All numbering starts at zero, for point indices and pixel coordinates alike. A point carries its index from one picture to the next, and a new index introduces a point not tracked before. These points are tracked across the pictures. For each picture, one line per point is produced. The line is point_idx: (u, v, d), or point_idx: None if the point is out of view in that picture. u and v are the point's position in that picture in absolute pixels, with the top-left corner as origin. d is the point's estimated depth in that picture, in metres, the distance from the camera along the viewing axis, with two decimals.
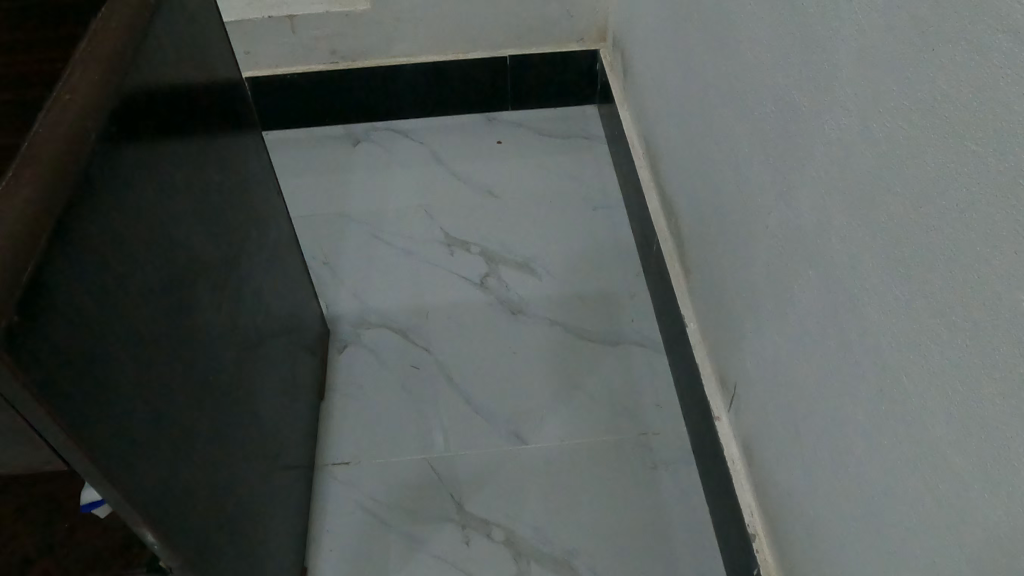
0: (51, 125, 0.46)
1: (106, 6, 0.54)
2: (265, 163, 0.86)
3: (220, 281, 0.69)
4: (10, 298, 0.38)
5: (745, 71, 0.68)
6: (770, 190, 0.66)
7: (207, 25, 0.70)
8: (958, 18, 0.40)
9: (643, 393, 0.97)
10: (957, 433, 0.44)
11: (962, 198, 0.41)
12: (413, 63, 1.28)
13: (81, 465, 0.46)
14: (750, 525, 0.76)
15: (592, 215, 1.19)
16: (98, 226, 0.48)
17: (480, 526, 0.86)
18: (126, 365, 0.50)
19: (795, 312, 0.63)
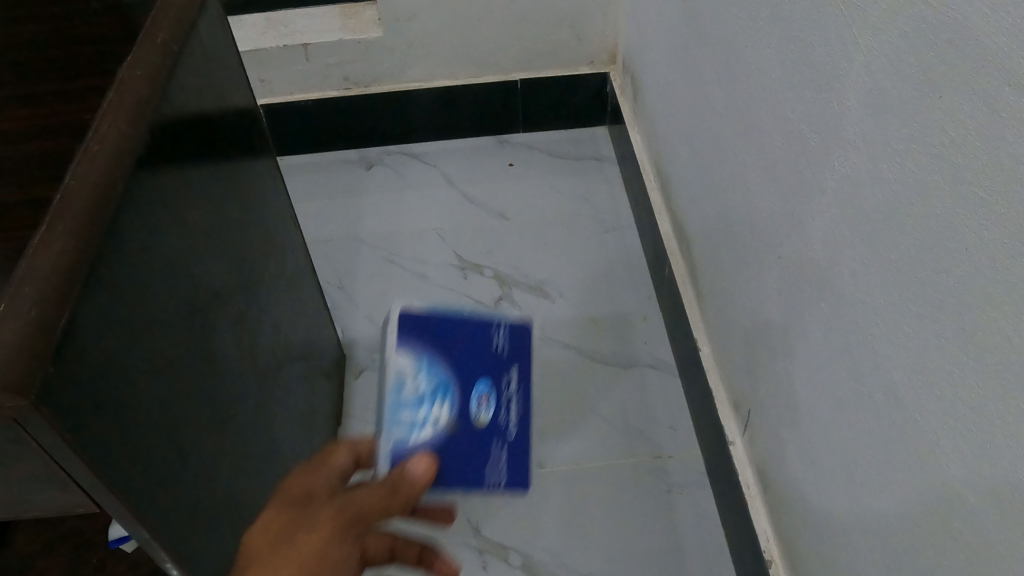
0: (82, 175, 0.47)
1: (133, 53, 0.55)
2: (283, 193, 0.87)
3: (240, 316, 0.70)
4: (46, 350, 0.39)
5: (756, 104, 0.70)
6: (782, 220, 0.67)
7: (228, 63, 0.71)
8: (966, 68, 0.41)
9: (657, 416, 0.98)
10: (969, 471, 0.44)
11: (974, 242, 0.42)
12: (425, 89, 1.30)
13: (113, 505, 0.47)
14: (766, 551, 0.76)
15: (603, 237, 1.20)
16: (125, 271, 0.49)
17: (497, 551, 0.87)
18: (152, 405, 0.51)
19: (808, 342, 0.64)
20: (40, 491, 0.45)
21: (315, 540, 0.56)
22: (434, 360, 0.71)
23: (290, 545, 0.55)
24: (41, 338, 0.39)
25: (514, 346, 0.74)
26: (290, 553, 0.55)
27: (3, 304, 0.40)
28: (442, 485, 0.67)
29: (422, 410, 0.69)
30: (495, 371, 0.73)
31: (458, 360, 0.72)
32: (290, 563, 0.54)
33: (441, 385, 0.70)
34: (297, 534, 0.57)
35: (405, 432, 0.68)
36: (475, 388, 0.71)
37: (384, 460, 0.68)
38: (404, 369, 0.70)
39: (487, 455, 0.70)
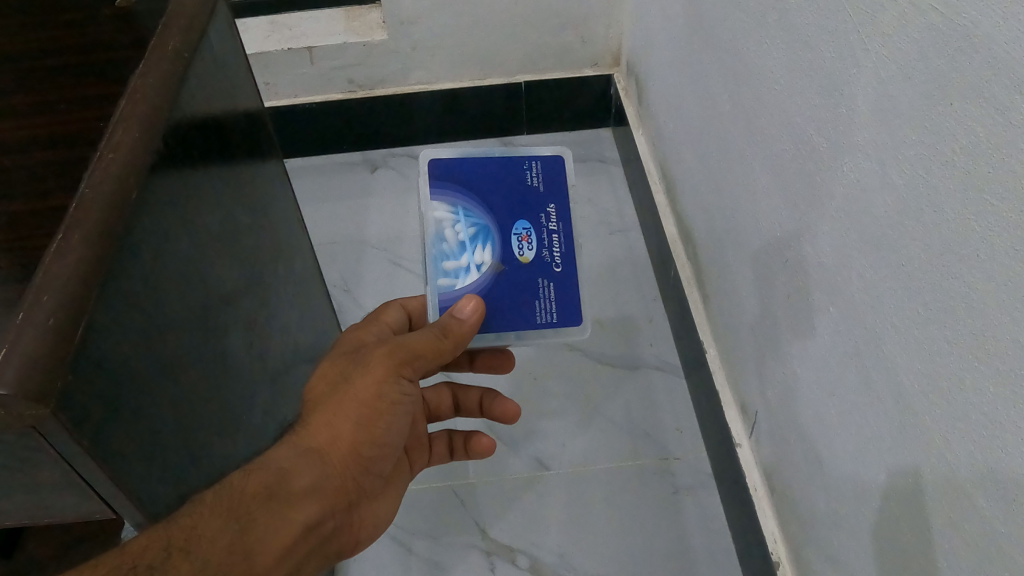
0: (97, 183, 0.47)
1: (145, 59, 0.56)
2: (291, 197, 0.87)
3: (250, 320, 0.70)
4: (64, 358, 0.39)
5: (762, 107, 0.70)
6: (789, 224, 0.67)
7: (238, 67, 0.71)
8: (978, 77, 0.41)
9: (663, 417, 0.99)
10: (979, 476, 0.45)
11: (985, 249, 0.42)
12: (429, 91, 1.30)
13: (129, 511, 0.47)
14: (774, 553, 0.76)
15: (608, 238, 1.21)
16: (140, 279, 0.49)
17: (505, 552, 0.88)
18: (167, 411, 0.51)
19: (815, 345, 0.64)
20: (56, 498, 0.46)
21: (370, 379, 0.63)
22: (476, 210, 0.71)
23: (350, 389, 0.63)
24: (59, 348, 0.39)
25: (550, 170, 0.74)
26: (350, 393, 0.63)
27: (22, 314, 0.40)
28: (491, 331, 0.70)
29: (467, 256, 0.70)
30: (542, 205, 0.73)
31: (494, 195, 0.72)
32: (353, 404, 0.63)
33: (479, 223, 0.71)
34: (356, 374, 0.64)
35: (451, 279, 0.70)
36: (515, 223, 0.71)
37: (434, 308, 0.70)
38: (446, 212, 0.71)
39: (534, 283, 0.71)
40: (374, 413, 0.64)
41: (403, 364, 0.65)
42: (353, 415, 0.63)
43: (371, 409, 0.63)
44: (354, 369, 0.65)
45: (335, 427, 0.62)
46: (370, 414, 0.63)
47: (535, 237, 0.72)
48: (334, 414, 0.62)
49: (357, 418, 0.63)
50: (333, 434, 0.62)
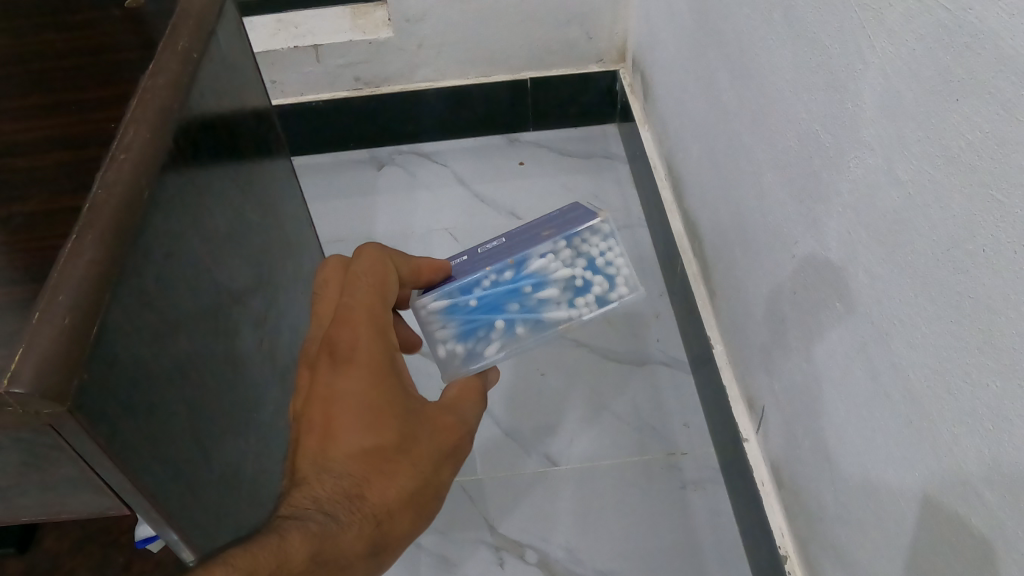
0: (109, 184, 0.48)
1: (155, 61, 0.56)
2: (299, 196, 0.87)
3: (260, 318, 0.70)
4: (80, 358, 0.40)
5: (768, 103, 0.70)
6: (796, 219, 0.67)
7: (247, 66, 0.72)
8: (984, 72, 0.41)
9: (671, 413, 0.99)
10: (986, 470, 0.45)
11: (989, 245, 0.42)
12: (435, 88, 1.30)
13: (143, 507, 0.48)
14: (781, 547, 0.77)
15: (614, 234, 1.21)
16: (153, 278, 0.50)
17: (513, 547, 0.88)
18: (180, 409, 0.52)
19: (823, 340, 0.64)
20: (73, 494, 0.46)
21: (440, 450, 0.51)
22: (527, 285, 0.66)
23: (417, 462, 0.49)
24: (76, 347, 0.40)
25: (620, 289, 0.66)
26: (420, 468, 0.49)
27: (39, 313, 0.40)
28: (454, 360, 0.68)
29: (489, 317, 0.65)
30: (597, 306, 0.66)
31: (572, 278, 0.66)
32: (428, 489, 0.50)
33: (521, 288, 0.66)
34: (424, 432, 0.50)
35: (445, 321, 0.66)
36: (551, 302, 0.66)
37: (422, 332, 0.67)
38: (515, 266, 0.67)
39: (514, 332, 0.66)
40: (434, 495, 0.51)
41: (460, 440, 0.53)
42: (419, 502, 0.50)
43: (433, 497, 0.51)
44: (421, 433, 0.50)
45: (397, 515, 0.49)
46: (429, 500, 0.51)
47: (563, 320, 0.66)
48: (398, 495, 0.48)
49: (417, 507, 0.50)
50: (389, 519, 0.48)
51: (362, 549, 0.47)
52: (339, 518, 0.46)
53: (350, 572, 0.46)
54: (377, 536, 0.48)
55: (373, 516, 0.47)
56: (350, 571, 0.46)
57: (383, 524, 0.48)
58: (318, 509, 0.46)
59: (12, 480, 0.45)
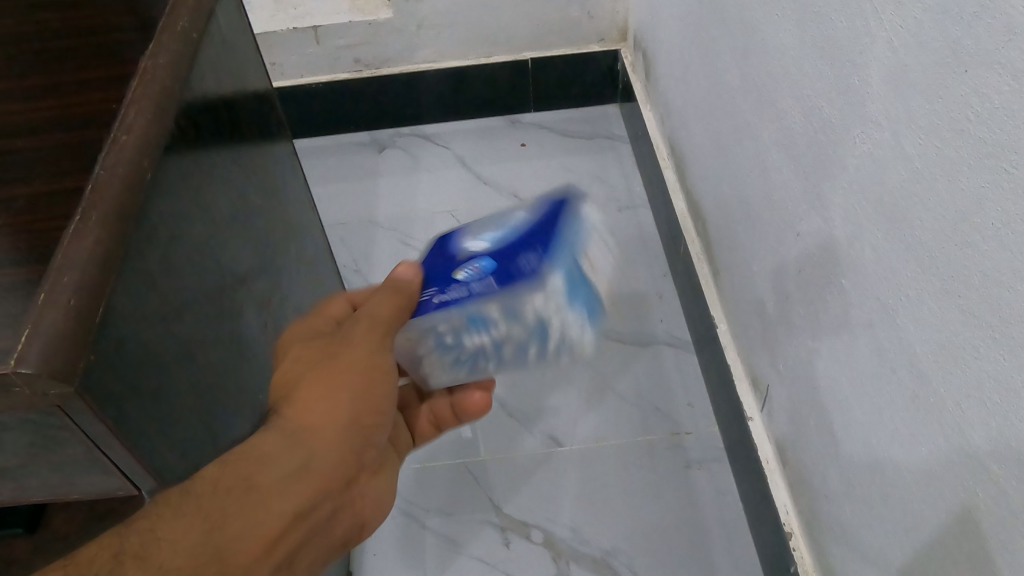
0: (111, 165, 0.47)
1: (155, 42, 0.55)
2: (301, 179, 0.87)
3: (265, 300, 0.71)
4: (86, 338, 0.40)
5: (772, 79, 0.69)
6: (801, 196, 0.67)
7: (246, 46, 0.71)
8: (992, 42, 0.41)
9: (675, 392, 0.99)
10: (992, 442, 0.45)
11: (998, 218, 0.42)
12: (435, 70, 1.30)
13: (151, 488, 0.48)
14: (787, 524, 0.77)
15: (617, 215, 1.20)
16: (157, 260, 0.49)
17: (519, 528, 0.89)
18: (185, 390, 0.52)
19: (828, 316, 0.64)
20: (81, 475, 0.47)
21: (352, 352, 0.55)
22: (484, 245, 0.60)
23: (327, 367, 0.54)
24: (82, 330, 0.40)
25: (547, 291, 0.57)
26: (331, 368, 0.54)
27: (43, 293, 0.40)
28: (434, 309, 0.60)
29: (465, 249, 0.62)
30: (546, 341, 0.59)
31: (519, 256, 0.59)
32: (347, 374, 0.54)
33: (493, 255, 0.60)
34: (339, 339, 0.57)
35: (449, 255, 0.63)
36: (496, 276, 0.58)
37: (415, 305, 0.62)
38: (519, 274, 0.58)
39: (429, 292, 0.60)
40: (365, 392, 0.54)
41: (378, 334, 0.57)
42: (346, 386, 0.53)
43: (363, 385, 0.54)
44: (326, 349, 0.56)
45: (320, 413, 0.52)
46: (360, 385, 0.54)
47: (507, 312, 0.58)
48: (313, 393, 0.52)
49: (348, 392, 0.53)
50: (312, 418, 0.51)
51: (289, 441, 0.49)
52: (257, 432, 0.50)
53: (283, 467, 0.48)
54: (305, 435, 0.50)
55: (296, 420, 0.51)
56: (283, 457, 0.48)
57: (308, 425, 0.51)
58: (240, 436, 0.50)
59: (19, 460, 0.45)
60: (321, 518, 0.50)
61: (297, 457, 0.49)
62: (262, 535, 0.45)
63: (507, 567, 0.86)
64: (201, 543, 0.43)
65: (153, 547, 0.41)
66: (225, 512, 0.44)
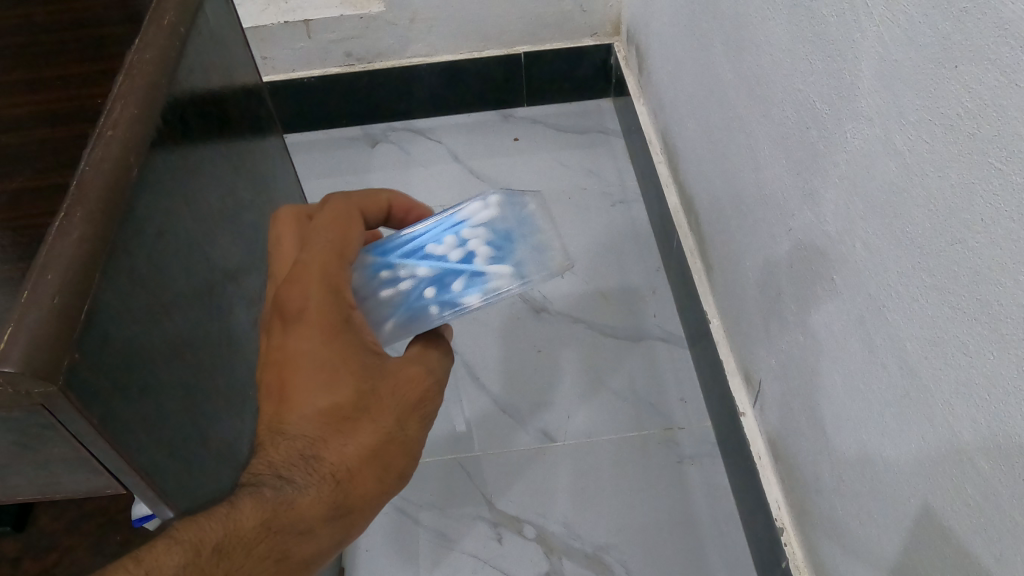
0: (97, 162, 0.47)
1: (141, 35, 0.55)
2: (292, 173, 0.86)
3: (255, 297, 0.70)
4: (70, 337, 0.39)
5: (764, 73, 0.69)
6: (793, 192, 0.66)
7: (235, 40, 0.70)
8: (983, 37, 0.41)
9: (668, 387, 0.99)
10: (982, 439, 0.45)
11: (988, 215, 0.42)
12: (428, 64, 1.29)
13: (139, 488, 0.48)
14: (778, 519, 0.77)
15: (610, 210, 1.20)
16: (145, 259, 0.49)
17: (512, 523, 0.88)
18: (173, 387, 0.51)
19: (819, 311, 0.64)
20: (68, 474, 0.46)
21: (399, 412, 0.51)
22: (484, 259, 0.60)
23: (375, 424, 0.50)
24: (64, 327, 0.39)
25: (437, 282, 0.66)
26: (381, 429, 0.51)
27: (27, 292, 0.40)
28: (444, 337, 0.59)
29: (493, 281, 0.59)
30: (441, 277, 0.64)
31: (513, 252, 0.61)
32: (388, 445, 0.51)
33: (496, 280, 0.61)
34: (389, 381, 0.51)
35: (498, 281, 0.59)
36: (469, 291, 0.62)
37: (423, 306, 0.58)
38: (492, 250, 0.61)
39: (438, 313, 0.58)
40: (400, 460, 0.52)
41: (426, 389, 0.53)
42: (384, 455, 0.51)
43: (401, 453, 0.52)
44: (390, 391, 0.51)
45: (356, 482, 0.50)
46: (398, 456, 0.52)
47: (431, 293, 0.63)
48: (355, 451, 0.50)
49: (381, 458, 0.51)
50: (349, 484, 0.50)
51: (320, 510, 0.49)
52: (292, 480, 0.48)
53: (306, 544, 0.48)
54: (339, 504, 0.49)
55: (336, 477, 0.49)
56: (309, 531, 0.48)
57: (348, 489, 0.50)
58: (274, 476, 0.48)
59: (5, 459, 0.45)
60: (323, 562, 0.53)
61: (325, 529, 0.49)
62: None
63: (500, 562, 0.86)
64: None
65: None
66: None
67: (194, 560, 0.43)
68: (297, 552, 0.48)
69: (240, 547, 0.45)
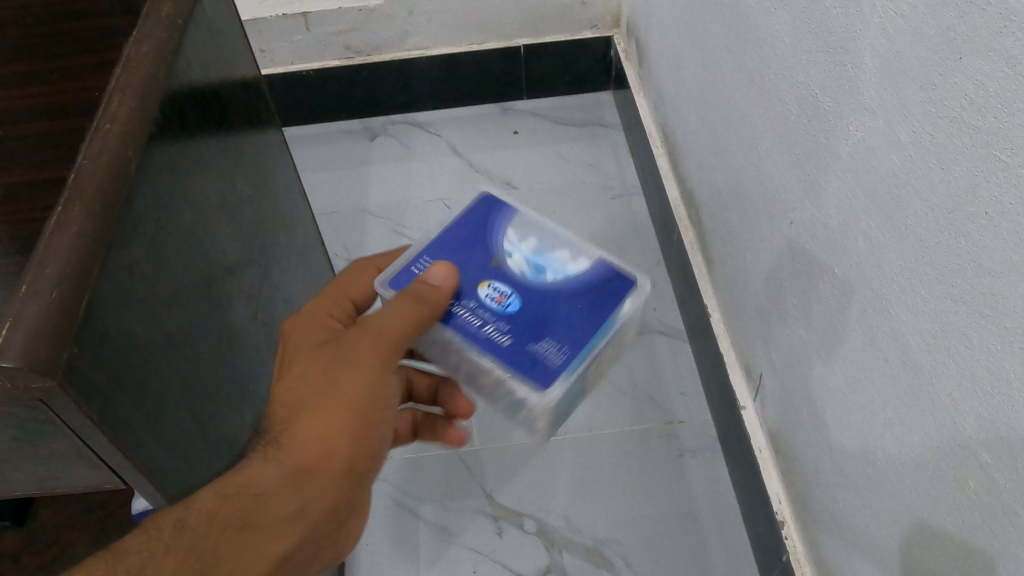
0: (95, 155, 0.46)
1: (139, 28, 0.54)
2: (291, 167, 0.86)
3: (254, 290, 0.70)
4: (68, 332, 0.39)
5: (766, 65, 0.69)
6: (794, 185, 0.66)
7: (233, 33, 0.70)
8: (988, 29, 0.40)
9: (668, 381, 0.99)
10: (984, 434, 0.45)
11: (992, 208, 0.42)
12: (427, 57, 1.28)
13: (139, 483, 0.47)
14: (778, 513, 0.77)
15: (610, 203, 1.20)
16: (143, 252, 0.49)
17: (512, 517, 0.88)
18: (173, 382, 0.51)
19: (820, 305, 0.64)
20: (68, 468, 0.46)
21: (349, 376, 0.54)
22: (532, 283, 0.64)
23: (323, 392, 0.53)
24: (63, 321, 0.39)
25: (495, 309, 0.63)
26: (332, 394, 0.53)
27: (25, 287, 0.40)
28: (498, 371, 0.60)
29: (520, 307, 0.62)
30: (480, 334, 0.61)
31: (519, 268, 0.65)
32: (342, 411, 0.53)
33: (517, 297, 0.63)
34: (341, 353, 0.55)
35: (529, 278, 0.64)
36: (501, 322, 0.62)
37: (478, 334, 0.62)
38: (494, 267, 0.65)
39: (535, 346, 0.61)
40: (362, 420, 0.54)
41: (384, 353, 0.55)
42: (343, 423, 0.53)
43: (361, 418, 0.54)
44: (338, 360, 0.55)
45: (313, 446, 0.52)
46: (355, 422, 0.54)
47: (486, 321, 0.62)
48: (312, 422, 0.53)
49: (341, 425, 0.53)
50: (304, 450, 0.52)
51: (279, 481, 0.51)
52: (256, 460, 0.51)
53: (273, 507, 0.50)
54: (294, 471, 0.51)
55: (296, 452, 0.52)
56: (272, 503, 0.50)
57: (307, 458, 0.52)
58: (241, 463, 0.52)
59: (4, 454, 0.45)
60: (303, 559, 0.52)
61: (293, 500, 0.51)
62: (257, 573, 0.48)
63: (500, 556, 0.86)
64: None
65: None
66: (218, 555, 0.46)
67: (155, 539, 0.45)
68: (268, 515, 0.49)
69: (202, 521, 0.46)
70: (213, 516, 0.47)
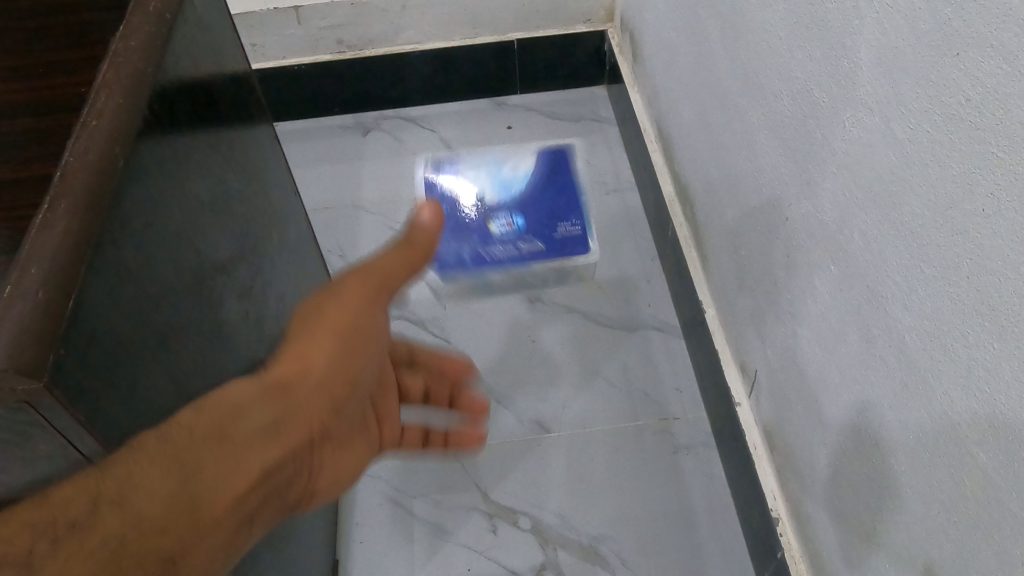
0: (82, 153, 0.46)
1: (127, 23, 0.53)
2: (283, 163, 0.85)
3: (246, 288, 0.69)
4: (55, 334, 0.38)
5: (761, 60, 0.68)
6: (790, 181, 0.66)
7: (222, 28, 0.69)
8: (986, 24, 0.40)
9: (663, 377, 0.99)
10: (981, 433, 0.45)
11: (990, 205, 0.41)
12: (419, 51, 1.28)
13: None
14: (773, 510, 0.77)
15: (604, 199, 1.20)
16: (132, 251, 0.48)
17: (506, 515, 0.88)
18: (163, 381, 0.51)
19: (816, 302, 0.64)
20: None
21: (340, 311, 0.58)
22: None
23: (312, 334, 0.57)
24: (50, 323, 0.38)
25: None
26: (319, 326, 0.57)
27: (10, 288, 0.39)
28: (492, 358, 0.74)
29: None
30: None
31: None
32: (326, 334, 0.57)
33: None
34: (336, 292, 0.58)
35: None
36: None
37: None
38: None
39: None
40: (343, 348, 0.58)
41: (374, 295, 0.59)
42: (324, 350, 0.57)
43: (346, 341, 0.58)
44: (323, 299, 0.59)
45: (291, 362, 0.57)
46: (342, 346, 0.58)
47: None
48: (297, 351, 0.57)
49: (328, 350, 0.57)
50: (290, 369, 0.57)
51: (259, 395, 0.54)
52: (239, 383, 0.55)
53: (252, 417, 0.53)
54: (283, 391, 0.56)
55: (279, 372, 0.56)
56: (257, 415, 0.54)
57: (291, 376, 0.56)
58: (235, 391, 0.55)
59: None
60: (285, 472, 0.56)
61: (265, 414, 0.54)
62: (235, 483, 0.51)
63: (495, 554, 0.85)
64: (174, 496, 0.47)
65: (129, 493, 0.44)
66: (197, 462, 0.49)
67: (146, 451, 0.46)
68: (239, 429, 0.52)
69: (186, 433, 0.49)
70: (193, 425, 0.50)
